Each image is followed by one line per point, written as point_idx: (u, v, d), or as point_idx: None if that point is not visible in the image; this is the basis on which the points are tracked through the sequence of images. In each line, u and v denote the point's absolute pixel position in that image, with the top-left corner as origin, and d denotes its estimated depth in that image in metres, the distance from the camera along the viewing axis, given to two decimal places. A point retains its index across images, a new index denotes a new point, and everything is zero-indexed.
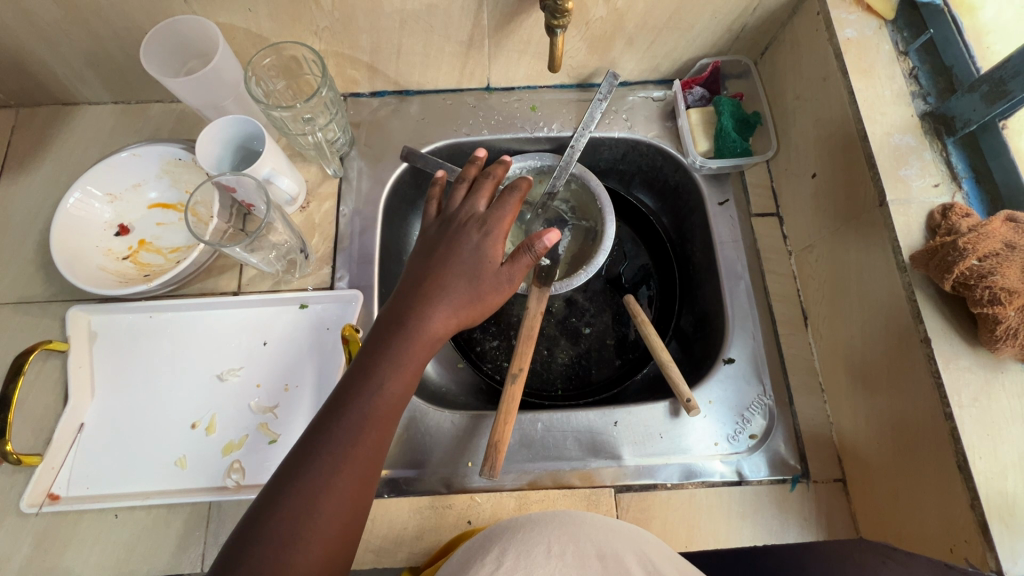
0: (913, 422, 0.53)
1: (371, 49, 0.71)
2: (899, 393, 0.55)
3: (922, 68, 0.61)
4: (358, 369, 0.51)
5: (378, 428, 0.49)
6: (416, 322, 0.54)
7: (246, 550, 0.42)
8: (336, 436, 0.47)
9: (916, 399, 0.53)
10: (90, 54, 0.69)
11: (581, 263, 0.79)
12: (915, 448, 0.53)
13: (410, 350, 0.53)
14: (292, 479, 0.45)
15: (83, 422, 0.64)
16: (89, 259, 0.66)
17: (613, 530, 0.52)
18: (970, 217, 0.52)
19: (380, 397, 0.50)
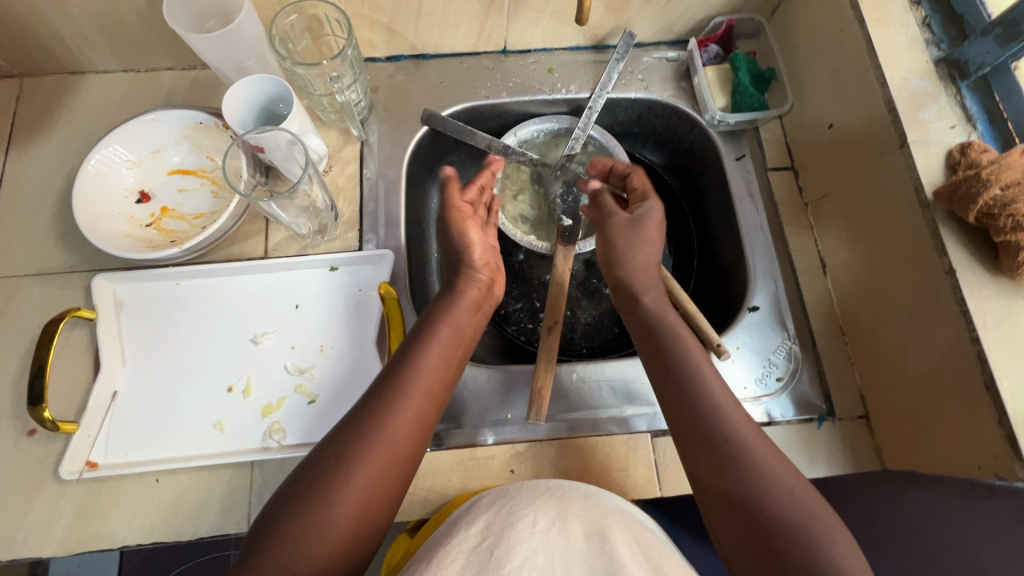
0: (704, 419, 0.52)
1: (391, 9, 0.71)
2: (677, 395, 0.55)
3: (934, 17, 0.63)
4: (401, 356, 0.57)
5: (421, 406, 0.53)
6: (449, 319, 0.60)
7: (303, 486, 0.47)
8: (384, 405, 0.51)
9: (708, 393, 0.54)
10: (101, 17, 0.67)
11: (600, 224, 0.79)
12: (736, 445, 0.50)
13: (442, 341, 0.58)
14: (347, 425, 0.50)
15: (116, 390, 0.63)
16: (112, 225, 0.64)
17: (592, 509, 0.51)
18: (988, 153, 0.54)
19: (424, 375, 0.55)
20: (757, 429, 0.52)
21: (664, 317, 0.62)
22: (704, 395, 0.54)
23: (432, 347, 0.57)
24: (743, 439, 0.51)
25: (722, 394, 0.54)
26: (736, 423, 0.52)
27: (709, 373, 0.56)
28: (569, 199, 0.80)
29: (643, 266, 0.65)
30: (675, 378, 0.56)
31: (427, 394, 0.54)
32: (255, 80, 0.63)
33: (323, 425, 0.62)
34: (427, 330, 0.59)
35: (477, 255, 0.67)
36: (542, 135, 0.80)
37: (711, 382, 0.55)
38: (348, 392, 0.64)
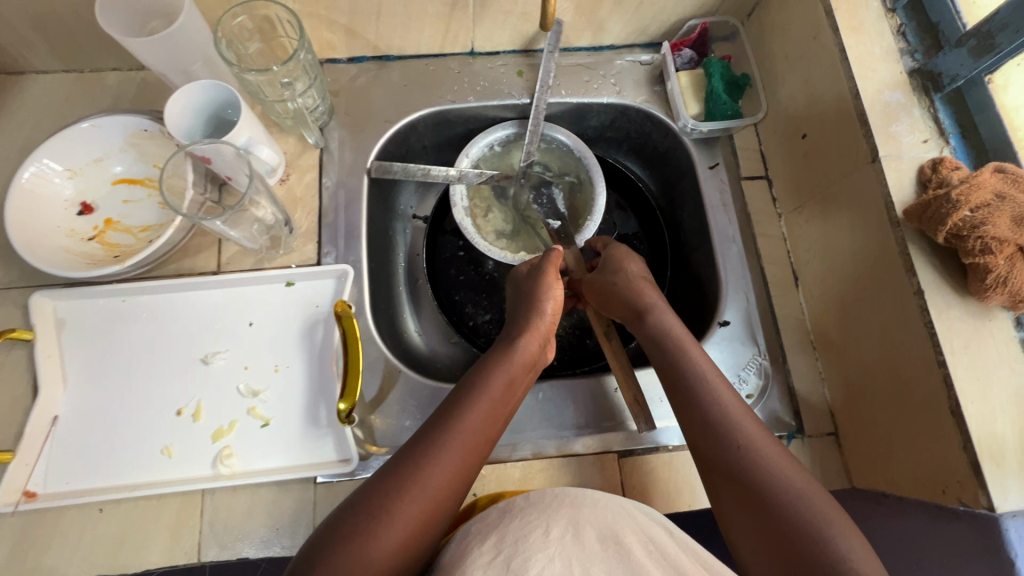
0: (721, 434, 0.51)
1: (348, 10, 0.67)
2: (693, 414, 0.54)
3: (908, 26, 0.62)
4: (450, 403, 0.54)
5: (465, 457, 0.51)
6: (503, 370, 0.57)
7: (347, 516, 0.46)
8: (435, 444, 0.50)
9: (722, 408, 0.53)
10: (35, 15, 0.63)
11: (581, 215, 0.77)
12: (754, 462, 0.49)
13: (493, 391, 0.55)
14: (398, 460, 0.50)
15: (57, 414, 0.60)
16: (50, 240, 0.61)
17: (601, 507, 0.51)
18: (960, 170, 0.53)
19: (478, 417, 0.53)
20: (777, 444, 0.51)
21: (667, 331, 0.60)
22: (717, 410, 0.53)
23: (479, 396, 0.54)
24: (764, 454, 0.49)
25: (737, 410, 0.53)
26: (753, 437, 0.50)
27: (720, 386, 0.55)
28: (543, 202, 0.77)
29: (630, 287, 0.64)
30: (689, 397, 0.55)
31: (472, 443, 0.52)
32: (195, 88, 0.59)
33: (278, 449, 0.60)
34: (478, 381, 0.56)
35: (548, 311, 0.63)
36: (492, 146, 0.78)
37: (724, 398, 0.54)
38: (304, 416, 0.61)
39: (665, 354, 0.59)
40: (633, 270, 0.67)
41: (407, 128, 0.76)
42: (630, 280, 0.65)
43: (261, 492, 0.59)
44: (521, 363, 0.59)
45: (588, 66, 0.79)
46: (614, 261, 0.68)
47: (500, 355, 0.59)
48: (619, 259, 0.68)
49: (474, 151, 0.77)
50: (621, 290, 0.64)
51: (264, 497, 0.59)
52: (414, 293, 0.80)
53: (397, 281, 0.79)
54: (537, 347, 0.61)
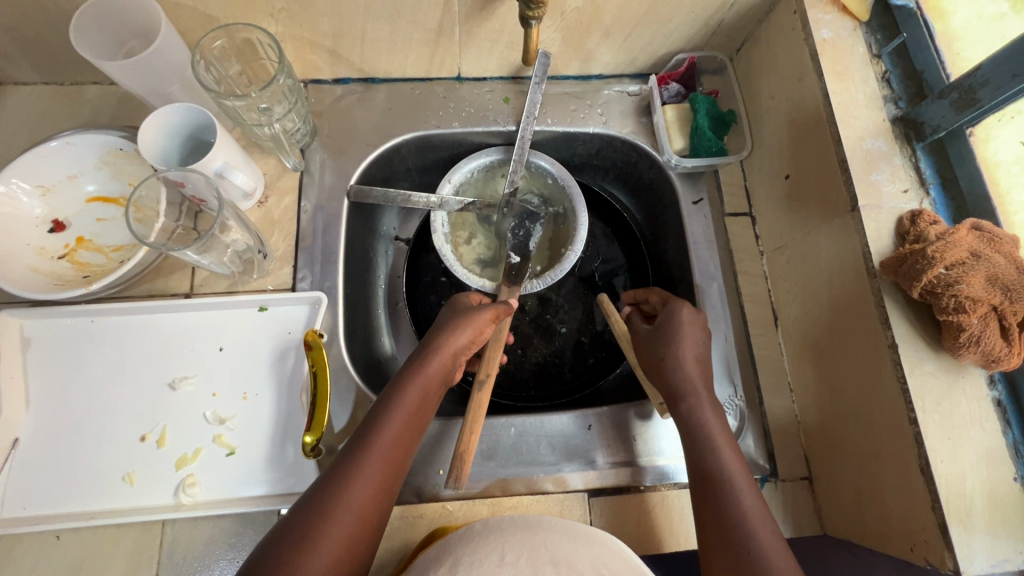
0: (730, 530, 0.49)
1: (333, 34, 0.67)
2: (704, 498, 0.53)
3: (894, 72, 0.62)
4: (366, 424, 0.54)
5: (387, 471, 0.51)
6: (415, 386, 0.57)
7: (273, 548, 0.44)
8: (355, 464, 0.50)
9: (738, 502, 0.51)
10: (12, 30, 0.62)
11: (560, 248, 0.77)
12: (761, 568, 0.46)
13: (406, 409, 0.55)
14: (320, 485, 0.49)
15: (17, 436, 0.59)
16: (18, 259, 0.60)
17: (564, 538, 0.51)
18: (937, 224, 0.53)
19: (395, 433, 0.53)
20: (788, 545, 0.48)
21: (701, 421, 0.58)
22: (731, 503, 0.51)
23: (397, 414, 0.54)
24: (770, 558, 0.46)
25: (753, 503, 0.51)
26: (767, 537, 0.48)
27: (743, 479, 0.53)
28: (520, 234, 0.77)
29: (676, 366, 0.61)
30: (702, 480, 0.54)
31: (390, 464, 0.52)
32: (169, 114, 0.58)
33: (243, 479, 0.59)
34: (393, 398, 0.56)
35: (466, 336, 0.62)
36: (474, 172, 0.78)
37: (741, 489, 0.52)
38: (271, 446, 0.60)
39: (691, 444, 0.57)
40: (684, 349, 0.62)
41: (390, 152, 0.75)
42: (676, 357, 0.62)
43: (222, 523, 0.58)
44: (434, 375, 0.59)
45: (576, 95, 0.78)
46: (671, 334, 0.63)
47: (410, 371, 0.59)
48: (668, 332, 0.64)
49: (458, 180, 0.77)
50: (668, 370, 0.61)
51: (225, 528, 0.57)
52: (393, 317, 0.79)
53: (376, 305, 0.78)
54: (449, 363, 0.60)
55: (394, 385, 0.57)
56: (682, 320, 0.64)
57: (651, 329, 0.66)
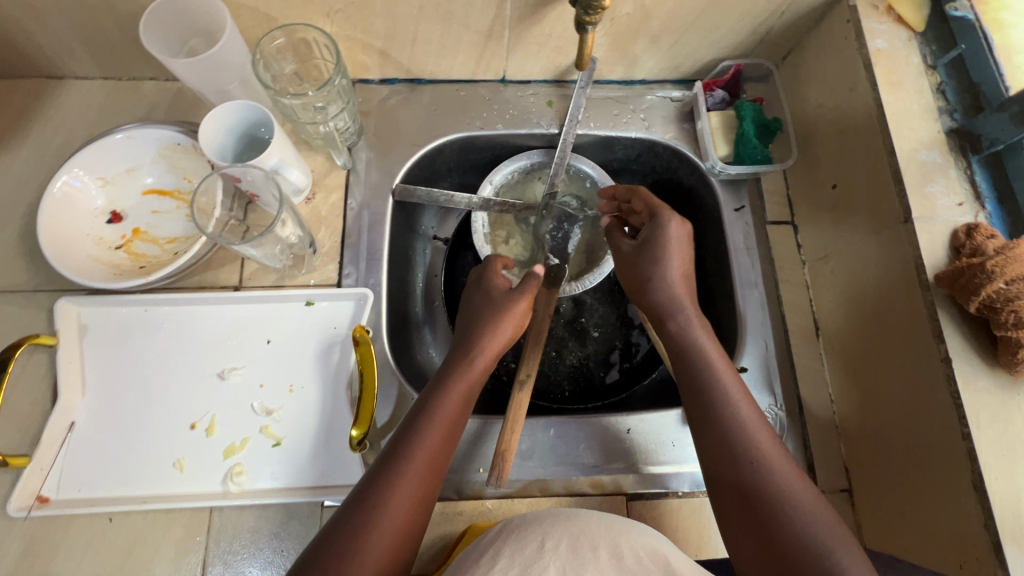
0: (749, 473, 0.50)
1: (385, 35, 0.68)
2: (715, 431, 0.54)
3: (949, 84, 0.61)
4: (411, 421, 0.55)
5: (432, 466, 0.52)
6: (458, 387, 0.57)
7: (330, 543, 0.46)
8: (402, 460, 0.51)
9: (739, 420, 0.53)
10: (79, 27, 0.64)
11: (598, 252, 0.79)
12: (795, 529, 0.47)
13: (451, 406, 0.56)
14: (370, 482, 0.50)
15: (73, 420, 0.61)
16: (79, 248, 0.62)
17: (607, 524, 0.51)
18: (995, 239, 0.52)
19: (439, 429, 0.54)
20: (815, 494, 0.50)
21: (694, 336, 0.59)
22: (734, 422, 0.53)
23: (444, 410, 0.55)
24: (801, 516, 0.47)
25: (754, 423, 0.53)
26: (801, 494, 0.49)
27: (753, 421, 0.53)
28: (558, 236, 0.79)
29: (662, 289, 0.62)
30: (715, 427, 0.54)
31: (437, 461, 0.53)
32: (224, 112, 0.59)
33: (288, 470, 0.60)
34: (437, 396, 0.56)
35: (508, 331, 0.63)
36: (514, 174, 0.79)
37: (756, 435, 0.52)
38: (316, 438, 0.61)
39: (698, 391, 0.56)
40: (671, 270, 0.62)
41: (434, 152, 0.76)
42: (664, 278, 0.62)
43: (268, 513, 0.59)
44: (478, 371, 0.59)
45: (619, 100, 0.79)
46: (660, 253, 0.63)
47: (455, 368, 0.59)
48: (656, 250, 0.63)
49: (497, 181, 0.78)
50: (653, 291, 0.62)
51: (271, 517, 0.59)
52: (430, 315, 0.80)
53: (414, 302, 0.79)
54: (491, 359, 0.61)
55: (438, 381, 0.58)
56: (671, 239, 0.63)
57: (636, 246, 0.65)
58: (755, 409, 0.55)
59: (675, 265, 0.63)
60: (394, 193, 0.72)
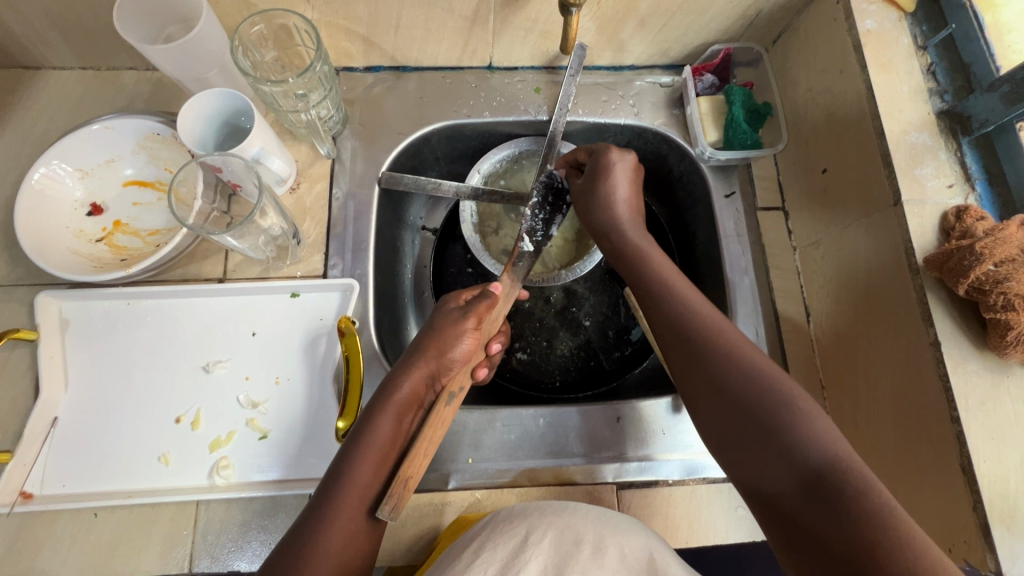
0: (693, 342, 0.52)
1: (368, 21, 0.66)
2: (661, 318, 0.55)
3: (939, 65, 0.60)
4: (338, 461, 0.51)
5: (366, 493, 0.50)
6: (388, 411, 0.54)
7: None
8: (334, 488, 0.49)
9: (683, 305, 0.55)
10: (55, 15, 0.62)
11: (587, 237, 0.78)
12: (752, 395, 0.46)
13: (377, 445, 0.52)
14: (306, 517, 0.48)
15: (57, 416, 0.60)
16: (58, 241, 0.61)
17: (592, 518, 0.53)
18: (984, 221, 0.52)
19: (370, 452, 0.51)
20: (759, 354, 0.50)
21: (634, 244, 0.62)
22: (678, 308, 0.54)
23: (375, 436, 0.52)
24: (744, 379, 0.48)
25: (700, 306, 0.54)
26: (746, 357, 0.49)
27: (699, 304, 0.55)
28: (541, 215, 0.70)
29: (612, 206, 0.63)
30: (665, 315, 0.55)
31: (371, 488, 0.50)
32: (204, 114, 0.59)
33: (275, 463, 0.60)
34: (364, 433, 0.52)
35: (450, 352, 0.58)
36: (503, 162, 0.78)
37: (700, 311, 0.54)
38: (301, 431, 0.61)
39: (653, 299, 0.57)
40: (615, 189, 0.63)
41: (420, 141, 0.75)
42: (608, 197, 0.63)
43: (254, 506, 0.58)
44: (408, 396, 0.56)
45: (608, 86, 0.78)
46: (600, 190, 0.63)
47: (380, 399, 0.55)
48: (598, 177, 0.63)
49: (485, 170, 0.76)
50: (601, 203, 0.63)
51: (257, 511, 0.58)
52: (419, 306, 0.79)
53: (403, 293, 0.78)
54: (422, 385, 0.57)
55: (367, 414, 0.54)
56: (614, 164, 0.62)
57: (584, 178, 0.66)
58: (699, 295, 0.56)
59: (621, 189, 0.63)
60: (379, 180, 0.71)
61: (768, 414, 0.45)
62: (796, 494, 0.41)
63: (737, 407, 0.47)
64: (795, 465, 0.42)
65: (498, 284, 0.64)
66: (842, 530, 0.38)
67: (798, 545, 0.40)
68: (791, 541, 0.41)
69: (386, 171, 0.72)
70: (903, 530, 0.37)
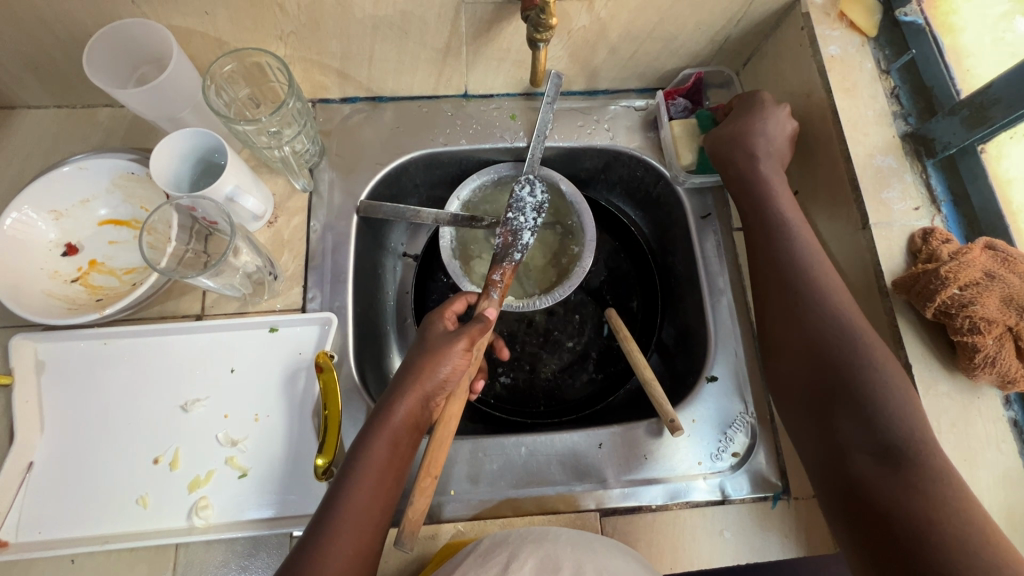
0: (797, 294, 0.56)
1: (341, 55, 0.67)
2: (771, 262, 0.59)
3: (903, 88, 0.62)
4: (336, 482, 0.51)
5: (363, 520, 0.50)
6: (383, 434, 0.53)
7: None
8: (333, 510, 0.49)
9: (794, 252, 0.58)
10: (27, 57, 0.63)
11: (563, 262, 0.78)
12: (853, 369, 0.50)
13: (371, 469, 0.51)
14: (305, 541, 0.48)
15: (32, 460, 0.59)
16: (33, 283, 0.60)
17: (576, 542, 0.54)
18: (949, 243, 0.53)
19: (365, 476, 0.51)
20: (862, 318, 0.53)
21: (756, 175, 0.62)
22: (789, 255, 0.58)
23: (371, 461, 0.52)
24: (841, 344, 0.52)
25: (816, 253, 0.57)
26: (855, 328, 0.52)
27: (814, 252, 0.57)
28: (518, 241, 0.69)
29: (755, 138, 0.62)
30: (775, 261, 0.58)
31: (370, 512, 0.50)
32: (180, 151, 0.59)
33: (255, 501, 0.59)
34: (358, 456, 0.52)
35: (441, 373, 0.55)
36: (485, 188, 0.78)
37: (813, 263, 0.57)
38: (281, 468, 0.60)
39: (768, 236, 0.60)
40: (767, 126, 0.62)
41: (398, 170, 0.76)
42: (754, 130, 0.62)
43: (234, 546, 0.58)
44: (405, 420, 0.54)
45: (583, 111, 0.78)
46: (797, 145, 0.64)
47: (374, 422, 0.54)
48: (751, 114, 0.63)
49: (464, 197, 0.77)
50: (738, 140, 0.63)
51: (238, 551, 0.58)
52: (401, 334, 0.79)
53: (384, 322, 0.78)
54: (417, 408, 0.55)
55: (362, 437, 0.53)
56: (761, 102, 0.64)
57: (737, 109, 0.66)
58: (813, 236, 0.59)
59: (770, 125, 0.62)
60: (357, 211, 0.72)
61: (857, 384, 0.50)
62: (869, 462, 0.48)
63: (828, 371, 0.52)
64: (877, 436, 0.48)
65: (490, 309, 0.61)
66: (905, 502, 0.44)
67: (860, 505, 0.47)
68: (847, 501, 0.49)
69: (363, 201, 0.72)
70: (953, 509, 0.44)
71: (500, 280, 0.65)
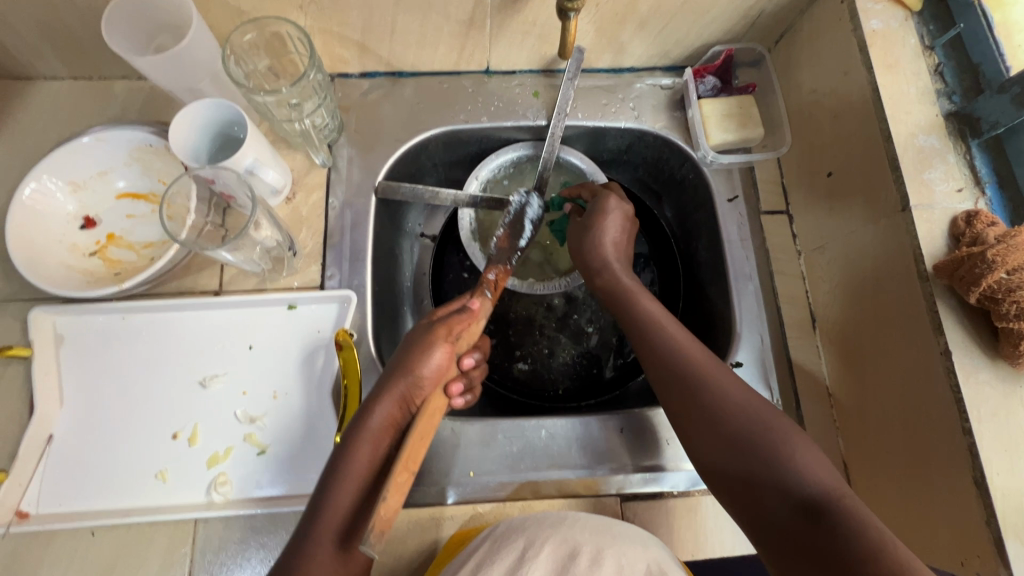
0: (683, 372, 0.53)
1: (362, 28, 0.65)
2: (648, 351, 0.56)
3: (947, 65, 0.59)
4: (324, 483, 0.50)
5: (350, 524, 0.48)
6: (365, 434, 0.50)
7: None
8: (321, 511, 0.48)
9: (665, 338, 0.56)
10: (45, 25, 0.61)
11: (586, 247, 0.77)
12: (731, 432, 0.49)
13: (355, 468, 0.49)
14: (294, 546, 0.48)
15: (52, 433, 0.59)
16: (51, 256, 0.60)
17: (595, 527, 0.53)
18: (995, 226, 0.51)
19: (349, 476, 0.49)
20: (744, 387, 0.51)
21: (621, 283, 0.62)
22: (660, 343, 0.56)
23: (355, 461, 0.49)
24: (729, 406, 0.50)
25: (680, 334, 0.56)
26: (731, 389, 0.51)
27: (682, 339, 0.56)
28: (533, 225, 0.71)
29: (597, 252, 0.64)
30: (652, 350, 0.56)
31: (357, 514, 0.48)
32: (200, 123, 0.58)
33: (273, 479, 0.59)
34: (342, 458, 0.50)
35: (421, 368, 0.52)
36: (504, 168, 0.76)
37: (683, 346, 0.55)
38: (300, 446, 0.60)
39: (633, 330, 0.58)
40: (606, 234, 0.64)
41: (418, 147, 0.74)
42: (598, 242, 0.64)
43: (252, 523, 0.57)
44: (387, 419, 0.52)
45: (607, 89, 0.76)
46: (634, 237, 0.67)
47: (355, 425, 0.52)
48: (592, 223, 0.64)
49: (484, 176, 0.75)
50: (592, 249, 0.64)
51: (256, 527, 0.57)
52: (418, 314, 0.78)
53: (401, 302, 0.77)
54: (397, 409, 0.52)
55: (346, 438, 0.51)
56: (608, 210, 0.64)
57: (579, 221, 0.67)
58: (678, 324, 0.58)
59: (608, 225, 0.64)
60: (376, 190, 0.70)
61: (760, 450, 0.47)
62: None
63: (744, 456, 0.47)
64: (790, 494, 0.44)
65: (475, 301, 0.59)
66: None
67: None
68: None
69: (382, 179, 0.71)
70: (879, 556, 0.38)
71: (493, 279, 0.62)
